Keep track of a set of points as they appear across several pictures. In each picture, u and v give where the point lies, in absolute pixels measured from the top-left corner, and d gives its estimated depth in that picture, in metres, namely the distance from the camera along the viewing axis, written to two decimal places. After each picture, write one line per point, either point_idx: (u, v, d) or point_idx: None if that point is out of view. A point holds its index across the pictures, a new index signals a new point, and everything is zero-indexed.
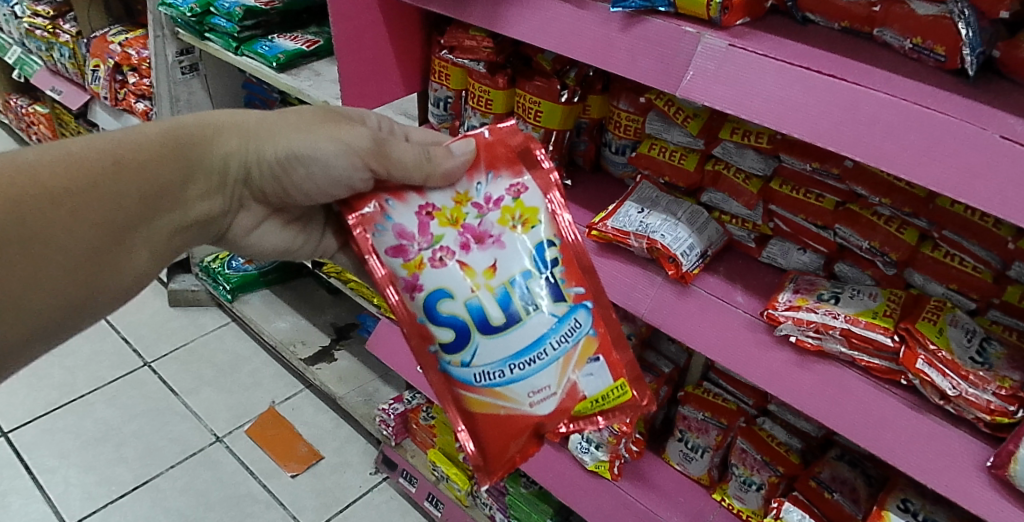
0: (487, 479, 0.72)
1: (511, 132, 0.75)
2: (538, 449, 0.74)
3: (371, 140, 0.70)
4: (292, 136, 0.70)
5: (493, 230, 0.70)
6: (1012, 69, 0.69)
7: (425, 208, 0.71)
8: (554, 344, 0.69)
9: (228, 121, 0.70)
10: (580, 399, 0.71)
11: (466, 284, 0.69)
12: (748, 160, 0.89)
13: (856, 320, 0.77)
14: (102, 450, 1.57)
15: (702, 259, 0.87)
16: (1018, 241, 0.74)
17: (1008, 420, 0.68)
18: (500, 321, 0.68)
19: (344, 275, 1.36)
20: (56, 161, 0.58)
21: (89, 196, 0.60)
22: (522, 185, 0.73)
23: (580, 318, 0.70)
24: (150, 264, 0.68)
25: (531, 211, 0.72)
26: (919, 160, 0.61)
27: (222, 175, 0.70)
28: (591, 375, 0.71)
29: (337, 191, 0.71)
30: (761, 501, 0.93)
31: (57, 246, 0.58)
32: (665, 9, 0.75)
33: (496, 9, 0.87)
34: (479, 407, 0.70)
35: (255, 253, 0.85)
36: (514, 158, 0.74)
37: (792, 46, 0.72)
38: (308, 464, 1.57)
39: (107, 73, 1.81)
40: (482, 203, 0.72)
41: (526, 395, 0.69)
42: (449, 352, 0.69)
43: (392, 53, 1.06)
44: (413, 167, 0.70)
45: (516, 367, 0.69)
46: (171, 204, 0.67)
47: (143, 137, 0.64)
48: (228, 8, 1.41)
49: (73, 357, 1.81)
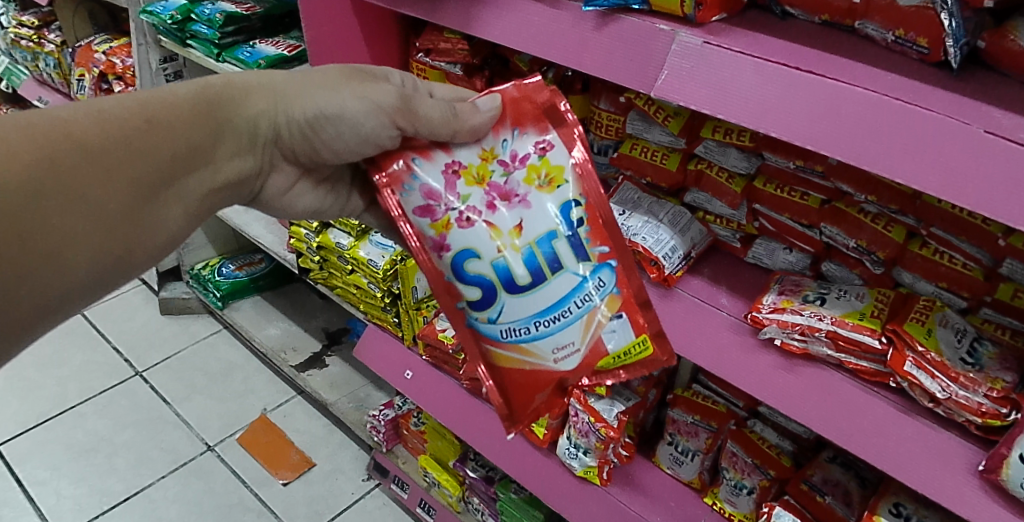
0: (513, 430, 0.72)
1: (537, 88, 0.70)
2: (561, 402, 0.74)
3: (397, 96, 0.66)
4: (317, 96, 0.67)
5: (519, 190, 0.67)
6: (997, 60, 0.67)
7: (451, 166, 0.67)
8: (577, 303, 0.67)
9: (256, 82, 0.67)
10: (603, 355, 0.70)
11: (492, 244, 0.66)
12: (731, 158, 0.87)
13: (842, 322, 0.75)
14: (93, 461, 1.59)
15: (685, 261, 0.86)
16: (1008, 238, 0.71)
17: (1000, 423, 0.66)
18: (526, 280, 0.66)
19: (331, 281, 1.35)
20: (88, 117, 0.58)
21: (120, 153, 0.59)
22: (549, 142, 0.68)
23: (604, 277, 0.68)
24: (183, 224, 0.67)
25: (557, 169, 0.68)
26: (901, 159, 0.59)
27: (252, 135, 0.68)
28: (613, 332, 0.69)
29: (366, 150, 0.68)
30: (752, 504, 0.92)
31: (91, 202, 0.57)
32: (639, 7, 0.74)
33: (469, 10, 0.86)
34: (503, 362, 0.69)
35: (287, 215, 0.83)
36: (540, 115, 0.69)
37: (768, 42, 0.70)
38: (300, 472, 1.57)
39: (92, 82, 1.82)
40: (508, 161, 0.68)
41: (551, 352, 0.68)
42: (477, 310, 0.68)
43: (369, 57, 1.05)
44: (441, 123, 0.65)
45: (542, 325, 0.67)
46: (200, 164, 0.65)
47: (172, 96, 0.63)
48: (209, 14, 1.42)
49: (65, 368, 1.83)
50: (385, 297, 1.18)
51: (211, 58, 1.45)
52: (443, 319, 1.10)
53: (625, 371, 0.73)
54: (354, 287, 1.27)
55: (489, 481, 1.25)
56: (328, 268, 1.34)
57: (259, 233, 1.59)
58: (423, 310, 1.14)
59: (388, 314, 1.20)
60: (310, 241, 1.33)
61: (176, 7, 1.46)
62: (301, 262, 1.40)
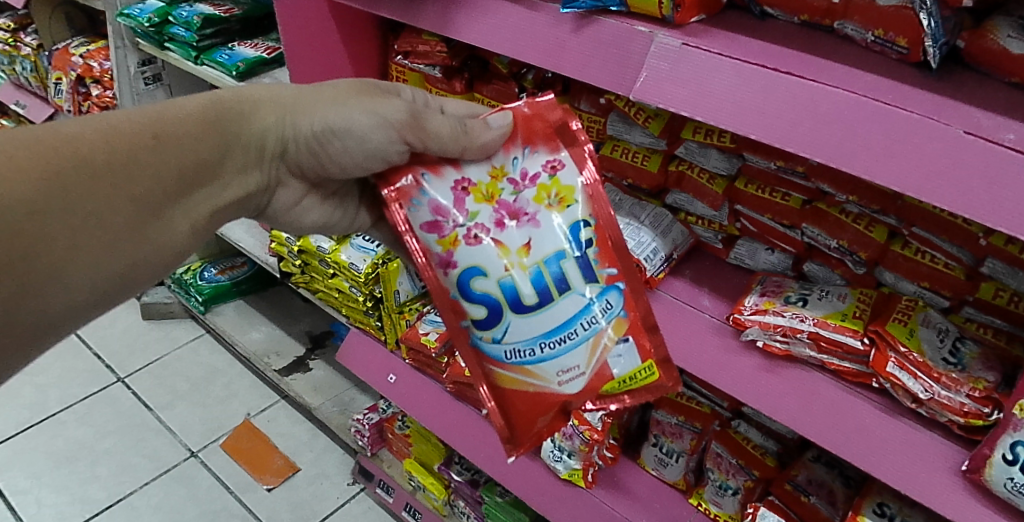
0: (514, 452, 0.71)
1: (549, 107, 0.69)
2: (564, 425, 0.72)
3: (408, 112, 0.64)
4: (327, 110, 0.67)
5: (529, 208, 0.66)
6: (975, 60, 0.67)
7: (460, 184, 0.66)
8: (584, 325, 0.66)
9: (265, 95, 0.67)
10: (608, 379, 0.68)
11: (500, 263, 0.65)
12: (711, 159, 0.87)
13: (824, 323, 0.75)
14: (74, 469, 1.58)
15: (667, 262, 0.86)
16: (989, 237, 0.71)
17: (982, 422, 0.66)
18: (533, 300, 0.65)
19: (313, 285, 1.34)
20: (96, 133, 0.57)
21: (126, 169, 0.58)
22: (560, 161, 0.67)
23: (611, 299, 0.67)
24: (191, 238, 0.66)
25: (568, 189, 0.67)
26: (881, 160, 0.59)
27: (261, 149, 0.67)
28: (619, 356, 0.68)
29: (373, 165, 0.67)
30: (737, 505, 0.92)
31: (97, 218, 0.57)
32: (617, 8, 0.73)
33: (446, 12, 0.85)
34: (507, 382, 0.68)
35: (294, 227, 0.82)
36: (552, 133, 0.68)
37: (747, 43, 0.69)
38: (285, 477, 1.57)
39: (69, 86, 1.81)
40: (519, 179, 0.67)
41: (555, 375, 0.67)
42: (481, 328, 0.67)
43: (348, 60, 1.05)
44: (450, 139, 0.65)
45: (547, 347, 0.66)
46: (208, 178, 0.65)
47: (182, 111, 0.62)
48: (187, 17, 1.41)
49: (45, 375, 1.82)
50: (367, 301, 1.16)
51: (189, 60, 1.44)
52: (425, 323, 1.09)
53: (631, 396, 0.71)
54: (336, 291, 1.26)
55: (475, 485, 1.25)
56: (309, 271, 1.32)
57: (240, 237, 1.58)
58: (405, 314, 1.13)
59: (370, 318, 1.19)
60: (291, 245, 1.32)
61: (154, 10, 1.44)
62: (282, 266, 1.39)
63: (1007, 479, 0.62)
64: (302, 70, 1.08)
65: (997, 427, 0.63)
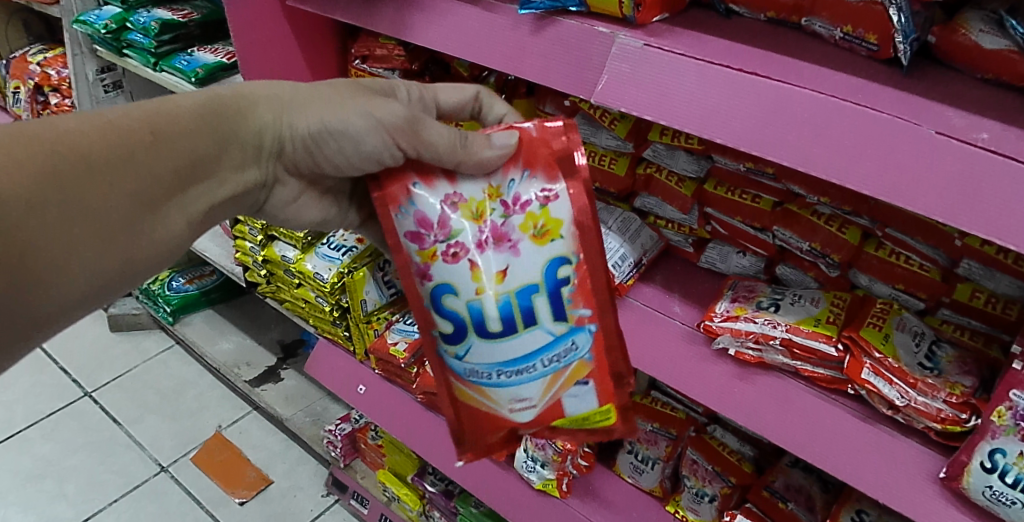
0: (461, 457, 0.69)
1: (556, 133, 0.63)
2: (512, 445, 0.70)
3: (404, 116, 0.62)
4: (324, 111, 0.64)
5: (513, 235, 0.62)
6: (944, 55, 0.64)
7: (451, 198, 0.63)
8: (545, 361, 0.63)
9: (265, 92, 0.64)
10: (560, 416, 0.66)
11: (471, 285, 0.62)
12: (680, 161, 0.85)
13: (796, 329, 0.73)
14: (40, 488, 1.57)
15: (637, 268, 0.85)
16: (964, 237, 0.69)
17: (959, 429, 0.63)
18: (499, 328, 0.62)
19: (280, 293, 1.32)
20: (92, 128, 0.54)
21: (123, 167, 0.56)
22: (555, 192, 0.62)
23: (576, 341, 0.63)
24: (190, 234, 0.64)
25: (555, 223, 0.62)
26: (851, 163, 0.56)
27: (258, 148, 0.65)
28: (575, 396, 0.65)
29: (368, 167, 0.64)
30: (715, 512, 0.90)
31: (93, 215, 0.55)
32: (577, 9, 0.71)
33: (402, 13, 0.83)
34: (464, 397, 0.66)
35: (290, 226, 0.79)
36: (553, 161, 0.63)
37: (710, 41, 0.67)
38: (257, 490, 1.55)
39: (28, 95, 1.79)
40: (510, 202, 0.62)
41: (506, 402, 0.65)
42: (447, 343, 0.64)
43: (305, 64, 1.03)
44: (446, 150, 0.61)
45: (504, 374, 0.63)
46: (205, 175, 0.62)
47: (180, 107, 0.60)
48: (144, 22, 1.39)
49: (10, 391, 1.80)
50: (335, 310, 1.15)
51: (149, 67, 1.42)
52: (395, 332, 1.08)
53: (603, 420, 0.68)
54: (303, 300, 1.24)
55: (449, 495, 1.26)
56: (275, 280, 1.30)
57: (206, 245, 1.56)
58: (373, 323, 1.12)
59: (338, 328, 1.17)
60: (257, 254, 1.30)
61: (111, 16, 1.42)
62: (248, 277, 1.37)
63: (986, 487, 0.60)
64: (261, 76, 1.06)
65: (976, 433, 0.61)
